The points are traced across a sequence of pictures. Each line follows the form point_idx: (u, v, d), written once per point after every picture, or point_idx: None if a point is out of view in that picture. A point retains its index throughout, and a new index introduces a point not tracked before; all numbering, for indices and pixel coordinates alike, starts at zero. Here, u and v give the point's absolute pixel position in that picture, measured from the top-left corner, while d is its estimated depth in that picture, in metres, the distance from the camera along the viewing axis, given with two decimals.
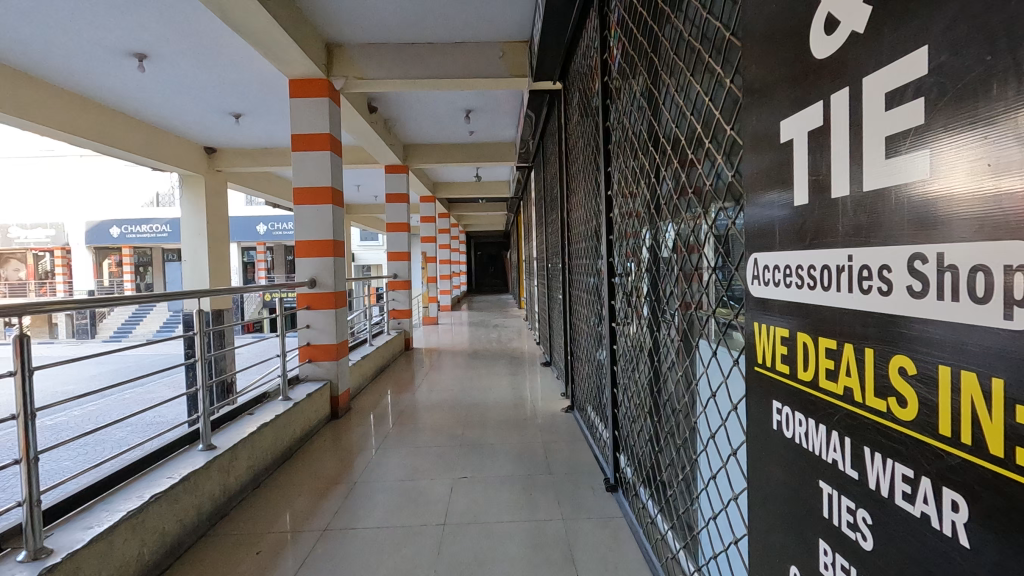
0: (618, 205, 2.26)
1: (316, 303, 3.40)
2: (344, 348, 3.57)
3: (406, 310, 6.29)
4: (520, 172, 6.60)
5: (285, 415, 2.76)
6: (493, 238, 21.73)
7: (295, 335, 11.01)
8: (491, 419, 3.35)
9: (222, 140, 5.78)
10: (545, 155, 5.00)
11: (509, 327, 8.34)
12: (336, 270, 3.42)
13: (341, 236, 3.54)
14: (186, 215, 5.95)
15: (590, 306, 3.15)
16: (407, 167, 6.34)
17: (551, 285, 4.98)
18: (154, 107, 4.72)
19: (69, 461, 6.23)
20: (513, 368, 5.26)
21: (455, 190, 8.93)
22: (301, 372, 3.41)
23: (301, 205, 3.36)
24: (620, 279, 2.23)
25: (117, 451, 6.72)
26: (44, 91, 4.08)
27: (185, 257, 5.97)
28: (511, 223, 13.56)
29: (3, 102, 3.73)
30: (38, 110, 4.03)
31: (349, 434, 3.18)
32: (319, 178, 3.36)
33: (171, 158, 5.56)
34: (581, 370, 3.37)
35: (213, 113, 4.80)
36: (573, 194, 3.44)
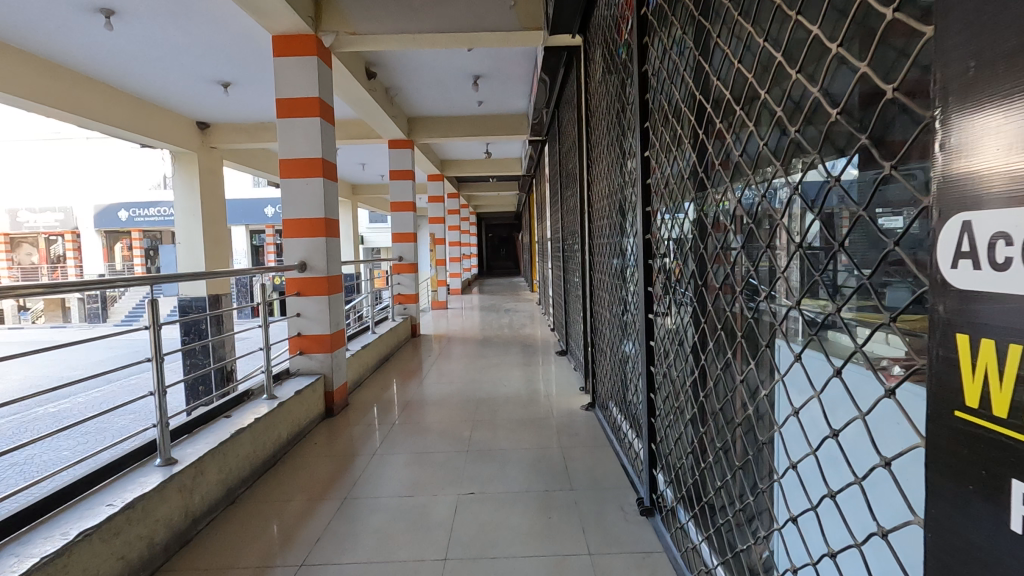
0: (652, 172, 1.85)
1: (306, 289, 3.06)
2: (339, 339, 3.22)
3: (413, 294, 5.95)
4: (533, 146, 6.18)
5: (267, 418, 2.43)
6: (505, 221, 21.33)
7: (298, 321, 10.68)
8: (502, 417, 3.01)
9: (215, 114, 5.43)
10: (561, 126, 4.57)
11: (521, 312, 7.99)
12: (328, 252, 3.06)
13: (334, 215, 3.18)
14: (179, 195, 5.62)
15: (616, 291, 2.75)
16: (412, 142, 5.95)
17: (570, 267, 4.57)
18: (139, 76, 4.38)
19: (68, 451, 6.04)
20: (526, 356, 4.91)
21: (464, 169, 8.52)
22: (291, 365, 3.08)
23: (289, 180, 3.00)
24: (658, 263, 1.84)
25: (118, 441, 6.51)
26: (12, 57, 3.74)
27: (179, 239, 5.65)
28: (523, 205, 13.16)
29: None
30: (4, 77, 3.70)
31: (344, 434, 2.86)
32: (307, 148, 2.99)
33: (163, 134, 5.22)
34: (605, 363, 2.99)
35: (200, 82, 4.44)
36: (596, 164, 3.01)
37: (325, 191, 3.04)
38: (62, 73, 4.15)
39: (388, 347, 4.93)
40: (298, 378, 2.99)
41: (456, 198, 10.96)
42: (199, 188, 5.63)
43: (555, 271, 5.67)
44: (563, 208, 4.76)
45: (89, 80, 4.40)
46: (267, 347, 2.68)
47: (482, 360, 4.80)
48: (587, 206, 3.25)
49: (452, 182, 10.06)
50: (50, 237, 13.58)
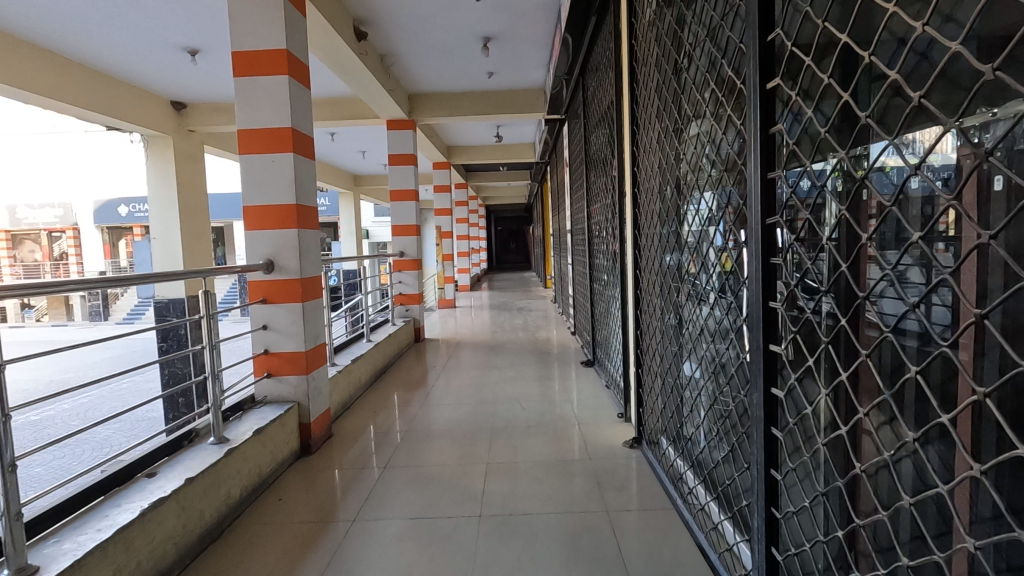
0: (779, 109, 1.08)
1: (274, 295, 2.42)
2: (318, 355, 2.59)
3: (416, 294, 5.31)
4: (549, 126, 5.50)
5: (209, 473, 1.79)
6: (515, 214, 20.75)
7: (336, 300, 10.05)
8: (522, 457, 2.36)
9: (190, 91, 4.80)
10: (586, 97, 3.90)
11: (535, 312, 7.33)
12: (302, 248, 2.42)
13: (310, 200, 2.54)
14: (153, 184, 5.01)
15: (677, 297, 2.05)
16: (414, 123, 5.29)
17: (598, 265, 3.90)
18: (98, 46, 3.77)
19: (41, 468, 5.46)
20: (545, 366, 4.25)
21: (471, 155, 7.87)
22: (257, 391, 2.45)
23: (250, 156, 2.36)
24: (782, 263, 1.10)
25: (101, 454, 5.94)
26: None
27: (154, 234, 5.05)
28: (536, 196, 12.46)
29: None
30: None
31: (322, 482, 2.22)
32: (272, 115, 2.35)
33: (133, 115, 4.61)
34: (655, 387, 2.30)
35: (165, 49, 3.82)
36: (647, 129, 2.25)
37: (298, 171, 2.40)
38: (14, 44, 3.56)
39: (387, 357, 4.27)
40: (263, 410, 2.34)
41: (462, 189, 10.28)
42: (174, 176, 5.01)
43: (577, 267, 4.99)
44: (587, 194, 4.10)
45: (48, 55, 3.82)
46: (215, 373, 2.03)
47: (494, 370, 4.16)
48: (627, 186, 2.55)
49: (460, 170, 9.38)
50: (52, 236, 12.72)
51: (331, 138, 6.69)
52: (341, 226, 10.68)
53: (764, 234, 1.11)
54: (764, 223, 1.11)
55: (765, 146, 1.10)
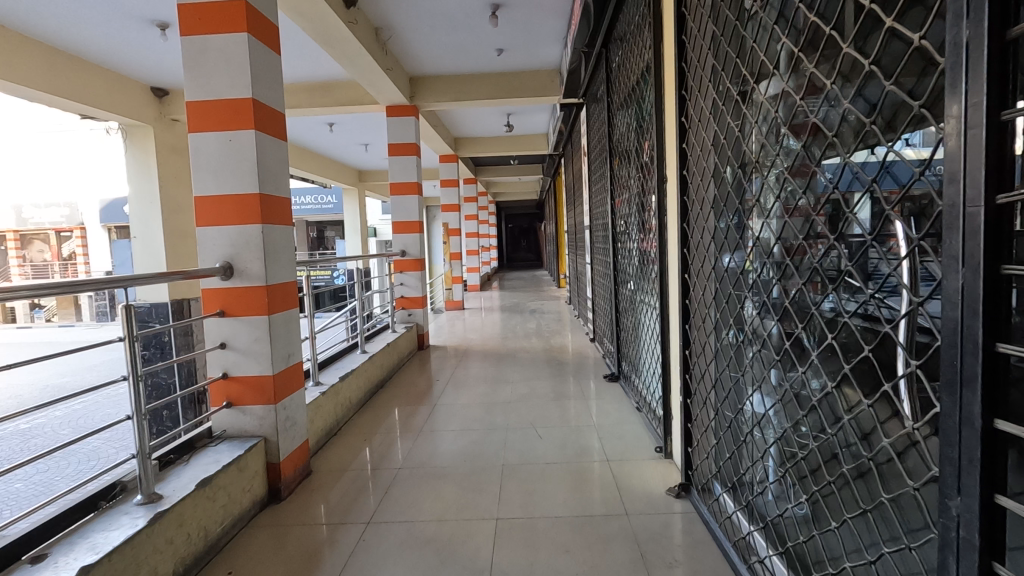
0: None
1: (234, 306, 1.97)
2: (291, 378, 2.13)
3: (419, 298, 4.85)
4: (565, 111, 5.01)
5: (123, 551, 1.33)
6: (525, 210, 20.29)
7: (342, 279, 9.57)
8: (540, 510, 1.88)
9: (172, 75, 4.36)
10: (610, 74, 3.40)
11: (548, 314, 6.85)
12: (268, 248, 1.97)
13: (280, 189, 2.08)
14: (133, 178, 4.60)
15: (737, 309, 1.56)
16: (417, 109, 4.83)
17: (624, 265, 3.42)
18: (59, 23, 3.34)
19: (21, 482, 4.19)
20: (562, 380, 3.78)
21: (480, 147, 7.40)
22: (213, 424, 2.00)
23: (202, 134, 1.91)
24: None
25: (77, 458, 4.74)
26: None
27: (135, 232, 4.65)
28: (548, 192, 11.99)
29: None
30: None
31: (288, 541, 1.77)
32: (229, 84, 1.89)
33: (110, 102, 4.20)
34: (705, 423, 1.81)
35: (135, 24, 3.38)
36: (693, 94, 1.74)
37: (263, 154, 1.95)
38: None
39: (385, 368, 3.83)
40: (218, 450, 1.89)
41: (471, 184, 9.81)
42: (156, 170, 4.60)
43: (596, 266, 4.51)
44: (610, 185, 3.62)
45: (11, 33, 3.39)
46: (142, 411, 1.58)
47: (505, 384, 3.68)
48: (668, 170, 2.04)
49: (468, 163, 8.92)
50: (61, 235, 11.73)
51: (330, 129, 6.26)
52: (346, 224, 10.26)
53: (988, 226, 0.62)
54: (991, 205, 0.61)
55: (999, 67, 0.60)
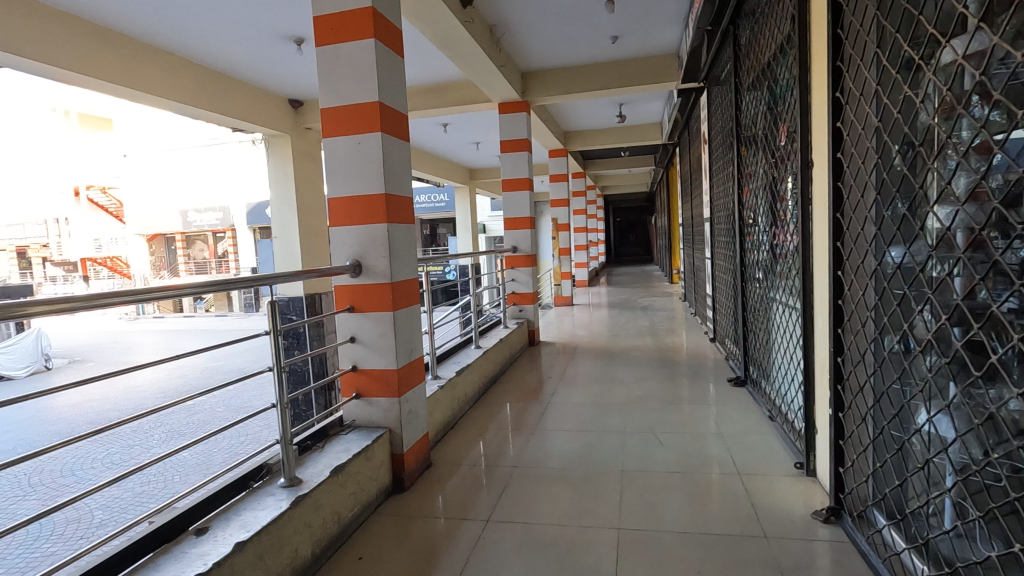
0: None
1: (362, 301, 2.06)
2: (413, 372, 2.20)
3: (530, 293, 4.86)
4: (683, 96, 4.73)
5: (272, 530, 1.44)
6: (634, 203, 19.70)
7: (455, 274, 9.89)
8: (664, 526, 1.76)
9: (305, 86, 4.73)
10: (737, 52, 3.13)
11: (661, 312, 6.57)
12: (392, 246, 2.03)
13: (403, 189, 2.14)
14: (275, 184, 5.08)
15: (906, 312, 1.33)
16: (528, 105, 4.81)
17: (752, 260, 3.14)
18: (214, 46, 3.73)
19: (189, 452, 4.81)
20: (680, 382, 3.57)
21: (591, 140, 7.26)
22: (345, 413, 2.11)
23: (334, 141, 2.02)
24: None
25: (231, 432, 5.35)
26: (103, 40, 3.30)
27: (276, 233, 5.14)
28: (659, 183, 11.52)
29: (55, 55, 2.99)
30: (98, 65, 3.27)
31: (413, 531, 1.82)
32: (357, 90, 1.97)
33: (257, 114, 4.66)
34: (861, 440, 1.58)
35: (273, 41, 3.69)
36: (852, 64, 1.50)
37: (388, 155, 2.01)
38: (147, 51, 3.62)
39: (498, 364, 3.86)
40: (348, 439, 1.98)
41: (580, 178, 9.68)
42: (293, 176, 5.02)
43: (718, 261, 4.22)
44: (736, 173, 3.35)
45: (177, 58, 3.87)
46: (283, 400, 1.71)
47: (618, 384, 3.56)
48: (817, 154, 1.80)
49: (577, 157, 8.79)
50: (216, 235, 13.03)
51: (444, 129, 6.47)
52: (458, 221, 10.59)
53: None
54: None
55: None
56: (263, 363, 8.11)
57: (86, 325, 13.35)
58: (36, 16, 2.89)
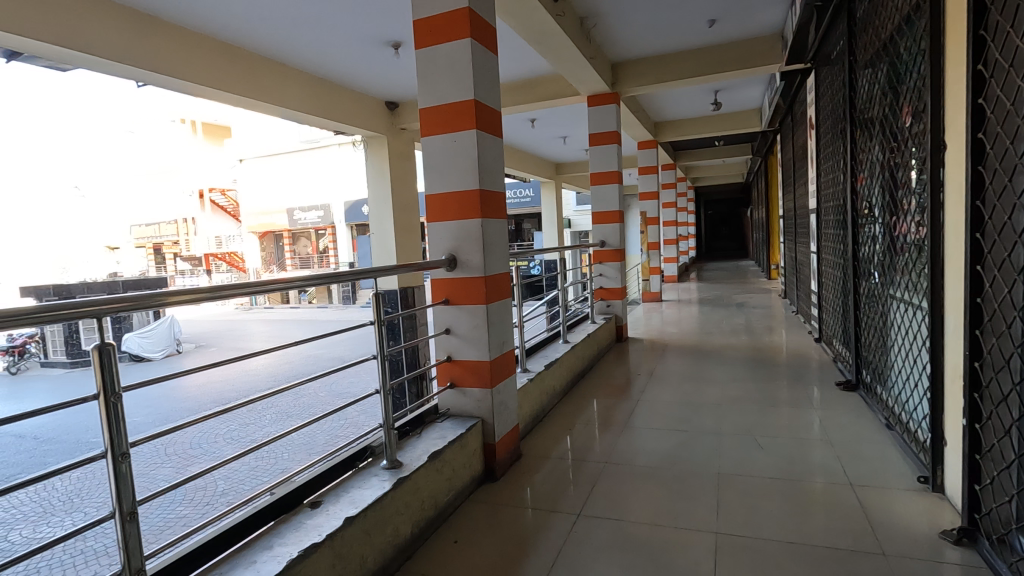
0: None
1: (456, 294, 2.13)
2: (504, 364, 2.24)
3: (617, 289, 4.79)
4: (786, 79, 4.42)
5: (377, 510, 1.53)
6: (727, 195, 18.75)
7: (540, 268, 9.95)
8: (764, 534, 1.67)
9: (400, 88, 4.94)
10: (852, 27, 2.88)
11: (757, 309, 6.21)
12: (486, 240, 2.08)
13: (497, 185, 2.18)
14: (372, 182, 5.35)
15: None
16: (618, 96, 4.72)
17: (866, 253, 2.89)
18: (320, 55, 3.99)
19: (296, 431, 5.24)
20: (780, 383, 3.36)
21: (683, 130, 6.99)
22: (440, 402, 2.20)
23: (432, 140, 2.09)
24: None
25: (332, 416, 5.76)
26: (233, 58, 3.67)
27: (373, 229, 5.41)
28: (756, 173, 10.87)
29: (195, 74, 3.38)
30: (229, 80, 3.64)
31: (504, 518, 1.86)
32: (454, 89, 2.03)
33: (357, 117, 4.94)
34: (1002, 454, 1.40)
35: (372, 46, 3.87)
36: (1000, 32, 1.33)
37: (482, 152, 2.06)
38: (265, 64, 3.96)
39: (585, 359, 3.84)
40: (444, 427, 2.07)
41: (670, 169, 9.35)
42: (389, 174, 5.26)
43: (826, 255, 3.91)
44: (847, 159, 3.08)
45: (289, 68, 4.19)
46: (386, 387, 1.81)
47: (711, 384, 3.42)
48: (951, 135, 1.61)
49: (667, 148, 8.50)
50: (318, 232, 13.99)
51: (532, 124, 6.50)
52: (544, 216, 10.61)
53: None
54: None
55: None
56: (360, 353, 8.61)
57: (208, 315, 14.85)
58: (175, 38, 3.24)
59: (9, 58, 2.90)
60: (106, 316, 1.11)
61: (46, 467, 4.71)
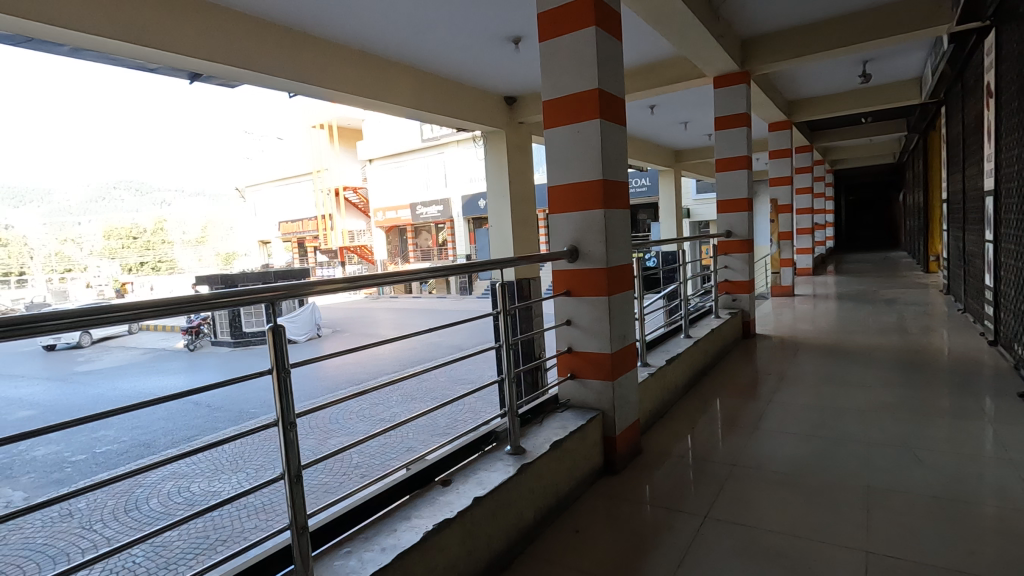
0: None
1: (578, 285, 2.13)
2: (626, 357, 2.20)
3: (745, 282, 4.50)
4: (956, 40, 3.83)
5: (502, 494, 1.58)
6: (873, 178, 16.76)
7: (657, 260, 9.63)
8: (927, 559, 1.48)
9: (519, 82, 5.00)
10: None
11: (912, 306, 5.49)
12: (608, 231, 2.05)
13: (620, 175, 2.13)
14: (491, 176, 5.50)
15: None
16: (747, 75, 4.40)
17: None
18: (445, 56, 4.17)
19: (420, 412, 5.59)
20: (944, 391, 2.95)
21: (822, 108, 6.35)
22: (561, 392, 2.22)
23: (556, 132, 2.10)
24: None
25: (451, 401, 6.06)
26: (372, 66, 3.97)
27: (492, 222, 5.58)
28: (912, 153, 9.58)
29: (340, 83, 3.70)
30: (370, 86, 3.95)
31: (626, 513, 1.84)
32: (577, 81, 2.02)
33: (478, 113, 5.09)
34: None
35: (493, 43, 3.97)
36: None
37: (607, 142, 2.03)
38: (398, 68, 4.22)
39: (709, 355, 3.65)
40: (564, 417, 2.08)
41: (806, 152, 8.54)
42: (507, 168, 5.38)
43: (1005, 244, 3.35)
44: None
45: (418, 72, 4.43)
46: (510, 375, 1.86)
47: (856, 387, 3.09)
48: None
49: (802, 128, 7.79)
50: (438, 226, 14.74)
51: (651, 111, 6.29)
52: (661, 206, 10.23)
53: None
54: None
55: None
56: (477, 342, 8.96)
57: (343, 303, 16.31)
58: (321, 51, 3.56)
59: (192, 79, 3.37)
60: (264, 304, 1.24)
61: (217, 431, 5.48)
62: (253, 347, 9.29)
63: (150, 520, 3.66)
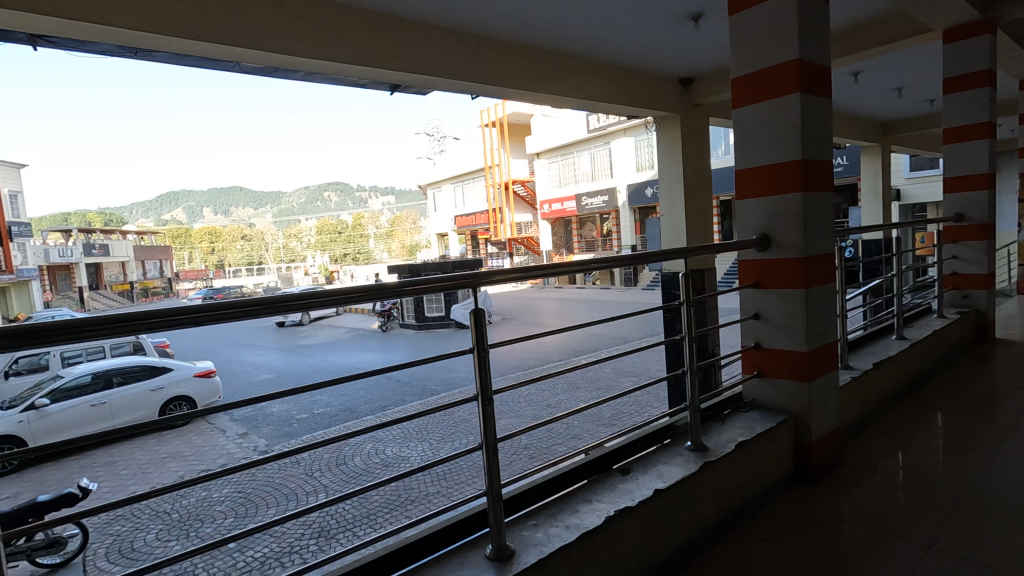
0: None
1: (769, 276, 1.96)
2: (825, 357, 1.97)
3: (982, 276, 3.72)
4: None
5: (683, 490, 1.53)
6: None
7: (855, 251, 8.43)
8: None
9: (696, 62, 4.73)
10: None
11: None
12: (807, 217, 1.85)
13: (823, 154, 1.91)
14: (663, 164, 5.31)
15: None
16: (992, 23, 3.60)
17: None
18: (620, 44, 4.11)
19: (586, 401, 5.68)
20: None
21: None
22: (745, 391, 2.08)
23: (746, 112, 1.95)
24: None
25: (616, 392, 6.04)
26: (550, 63, 4.07)
27: (663, 211, 5.39)
28: None
29: (520, 81, 3.86)
30: (548, 83, 4.05)
31: (823, 528, 1.66)
32: (773, 55, 1.85)
33: (651, 99, 4.92)
34: None
35: (672, 24, 3.79)
36: None
37: (808, 118, 1.82)
38: (573, 61, 4.25)
39: (928, 361, 3.10)
40: (750, 417, 1.94)
41: None
42: (681, 154, 5.14)
43: None
44: None
45: (593, 63, 4.42)
46: (692, 368, 1.78)
47: None
48: None
49: None
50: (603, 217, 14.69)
51: (855, 79, 5.49)
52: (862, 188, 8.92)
53: None
54: None
55: None
56: (642, 334, 8.77)
57: (511, 292, 17.18)
58: (504, 52, 3.74)
59: (393, 90, 3.78)
60: (458, 289, 1.35)
61: (406, 404, 6.18)
62: (433, 331, 10.27)
63: (356, 475, 4.28)
